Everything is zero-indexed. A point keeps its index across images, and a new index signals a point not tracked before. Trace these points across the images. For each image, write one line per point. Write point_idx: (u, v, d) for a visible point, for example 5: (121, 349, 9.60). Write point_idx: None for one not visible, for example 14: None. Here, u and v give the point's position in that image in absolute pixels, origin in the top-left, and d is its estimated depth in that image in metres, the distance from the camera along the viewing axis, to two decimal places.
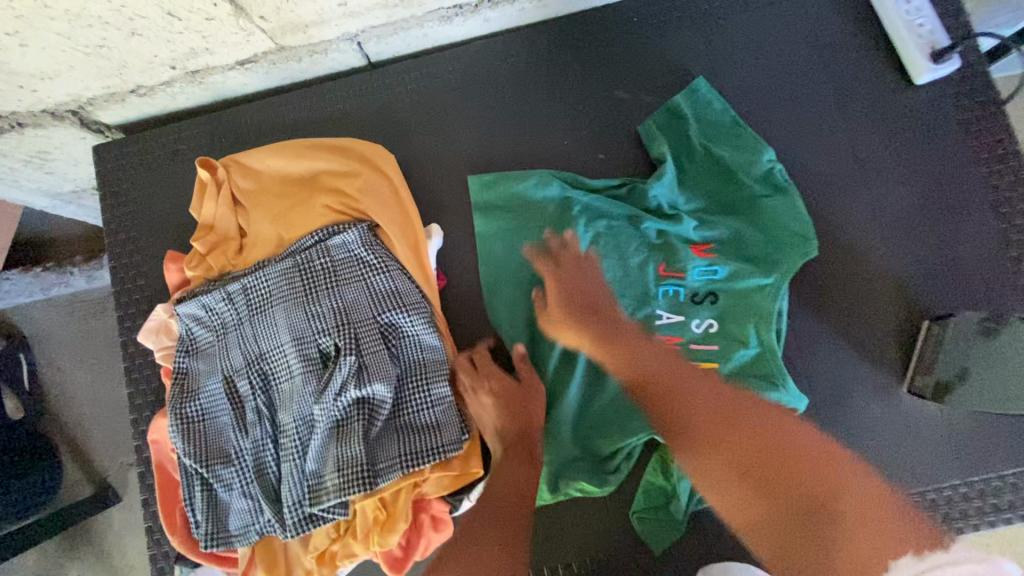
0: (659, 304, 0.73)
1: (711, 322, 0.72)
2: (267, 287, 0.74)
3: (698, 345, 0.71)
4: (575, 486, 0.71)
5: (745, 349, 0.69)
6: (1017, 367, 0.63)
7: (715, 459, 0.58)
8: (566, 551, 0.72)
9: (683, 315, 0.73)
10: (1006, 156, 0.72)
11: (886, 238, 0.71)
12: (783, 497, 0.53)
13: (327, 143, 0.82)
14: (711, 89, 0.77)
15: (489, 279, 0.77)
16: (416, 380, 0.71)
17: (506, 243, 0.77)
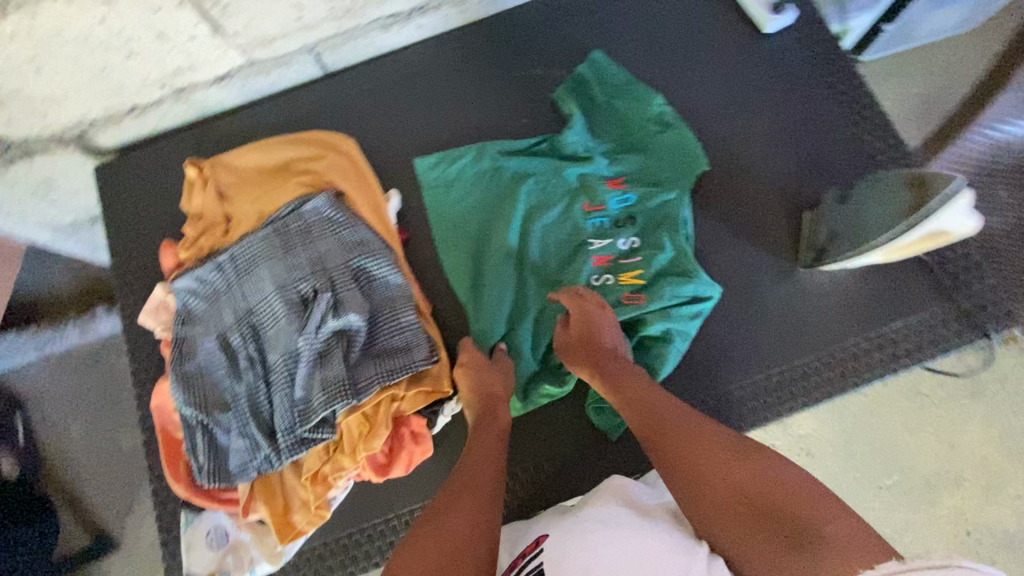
0: (588, 234, 0.89)
1: (634, 240, 0.87)
2: (251, 252, 0.86)
3: (625, 259, 0.86)
4: (541, 392, 0.84)
5: (663, 253, 0.84)
6: (865, 214, 0.77)
7: (703, 494, 0.61)
8: (539, 449, 0.85)
9: (611, 238, 0.88)
10: (841, 84, 0.92)
11: (759, 156, 0.89)
12: (768, 527, 0.55)
13: (295, 137, 0.97)
14: (606, 58, 0.95)
15: (445, 229, 0.92)
16: (386, 312, 0.83)
17: (455, 207, 0.92)
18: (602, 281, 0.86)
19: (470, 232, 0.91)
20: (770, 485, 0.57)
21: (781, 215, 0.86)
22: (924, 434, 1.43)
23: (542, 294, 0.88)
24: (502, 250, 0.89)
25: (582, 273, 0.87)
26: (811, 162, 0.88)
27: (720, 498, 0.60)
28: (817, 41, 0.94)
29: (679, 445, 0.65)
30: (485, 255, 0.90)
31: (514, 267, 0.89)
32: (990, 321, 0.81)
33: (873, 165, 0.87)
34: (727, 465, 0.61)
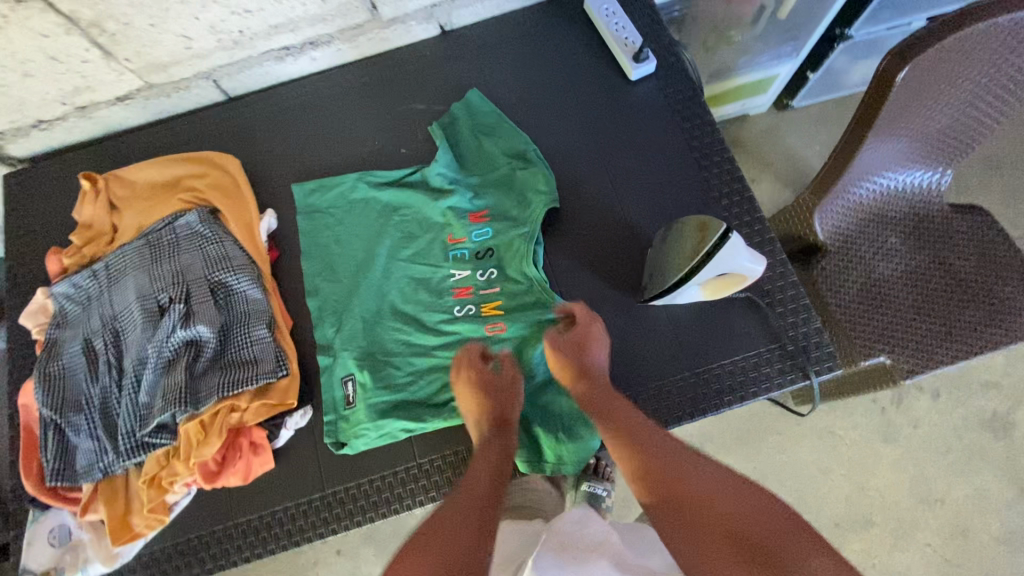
0: (450, 265, 0.93)
1: (493, 271, 0.92)
2: (123, 262, 0.91)
3: (484, 290, 0.91)
4: (399, 425, 0.84)
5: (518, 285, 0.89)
6: (668, 251, 0.77)
7: (677, 505, 0.66)
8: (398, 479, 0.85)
9: (471, 269, 0.92)
10: (697, 132, 0.97)
11: (612, 197, 0.94)
12: (741, 545, 0.60)
13: (188, 156, 1.03)
14: (482, 98, 1.02)
15: (316, 249, 0.96)
16: (240, 326, 0.87)
17: (328, 234, 0.97)
18: (465, 311, 0.90)
19: (339, 257, 0.96)
20: (748, 523, 0.61)
21: (626, 252, 0.91)
22: (836, 477, 1.39)
23: (403, 319, 0.91)
24: (367, 276, 0.94)
25: (444, 304, 0.91)
26: (660, 203, 0.93)
27: (693, 511, 0.64)
28: (681, 88, 0.99)
29: (662, 482, 0.69)
30: (349, 279, 0.94)
31: (377, 293, 0.93)
32: (816, 363, 0.83)
33: (718, 208, 0.91)
34: (703, 500, 0.65)
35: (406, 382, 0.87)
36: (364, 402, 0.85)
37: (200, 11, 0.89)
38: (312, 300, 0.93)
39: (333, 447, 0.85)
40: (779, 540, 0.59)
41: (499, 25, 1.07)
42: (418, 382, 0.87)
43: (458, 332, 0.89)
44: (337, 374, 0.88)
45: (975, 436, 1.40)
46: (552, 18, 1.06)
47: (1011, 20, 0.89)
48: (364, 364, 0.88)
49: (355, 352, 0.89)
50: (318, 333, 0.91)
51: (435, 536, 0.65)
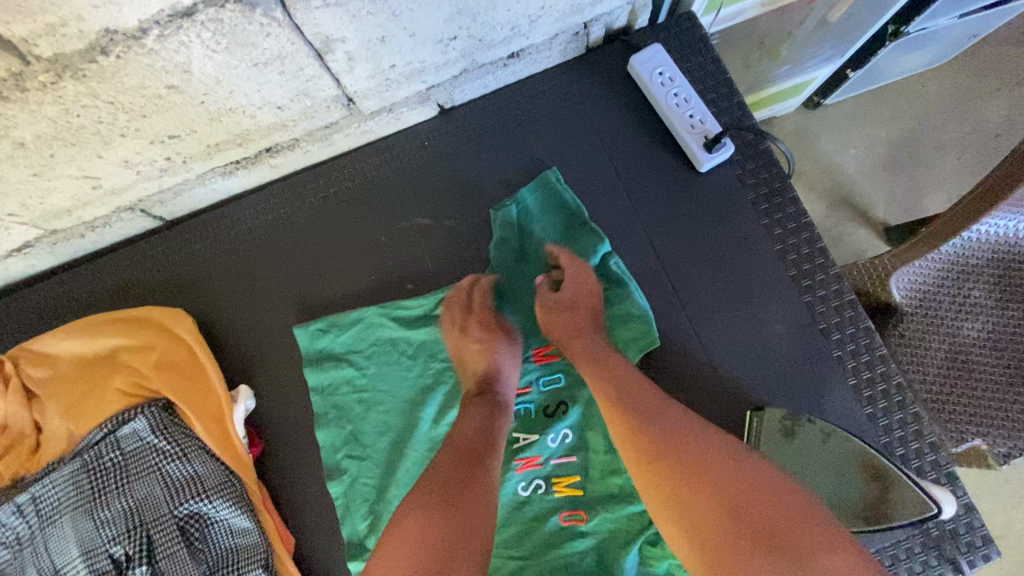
0: (512, 424, 0.73)
1: (567, 433, 0.72)
2: (56, 494, 0.68)
3: (559, 460, 0.72)
4: None
5: (602, 456, 0.71)
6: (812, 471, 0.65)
7: (671, 485, 0.49)
8: None
9: (539, 432, 0.72)
10: (792, 238, 0.75)
11: (692, 338, 0.73)
12: (754, 535, 0.43)
13: (122, 315, 0.77)
14: (538, 197, 0.76)
15: (326, 419, 0.73)
16: (227, 572, 0.66)
17: (348, 391, 0.73)
18: (531, 490, 0.71)
19: (367, 424, 0.72)
20: (738, 477, 0.46)
21: (724, 415, 0.70)
22: None
23: None
24: (406, 452, 0.70)
25: (508, 482, 0.72)
26: (753, 345, 0.72)
27: (692, 491, 0.47)
28: (765, 179, 0.77)
29: (647, 432, 0.53)
30: (382, 457, 0.71)
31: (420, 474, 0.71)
32: (968, 551, 0.67)
33: (828, 345, 0.72)
34: (691, 455, 0.49)
35: None
36: None
37: (103, 148, 0.61)
38: (335, 485, 0.71)
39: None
40: (795, 521, 0.43)
41: (517, 97, 0.81)
42: None
43: (533, 518, 0.70)
44: None
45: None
46: (587, 84, 0.81)
47: None
48: None
49: None
50: (345, 528, 0.70)
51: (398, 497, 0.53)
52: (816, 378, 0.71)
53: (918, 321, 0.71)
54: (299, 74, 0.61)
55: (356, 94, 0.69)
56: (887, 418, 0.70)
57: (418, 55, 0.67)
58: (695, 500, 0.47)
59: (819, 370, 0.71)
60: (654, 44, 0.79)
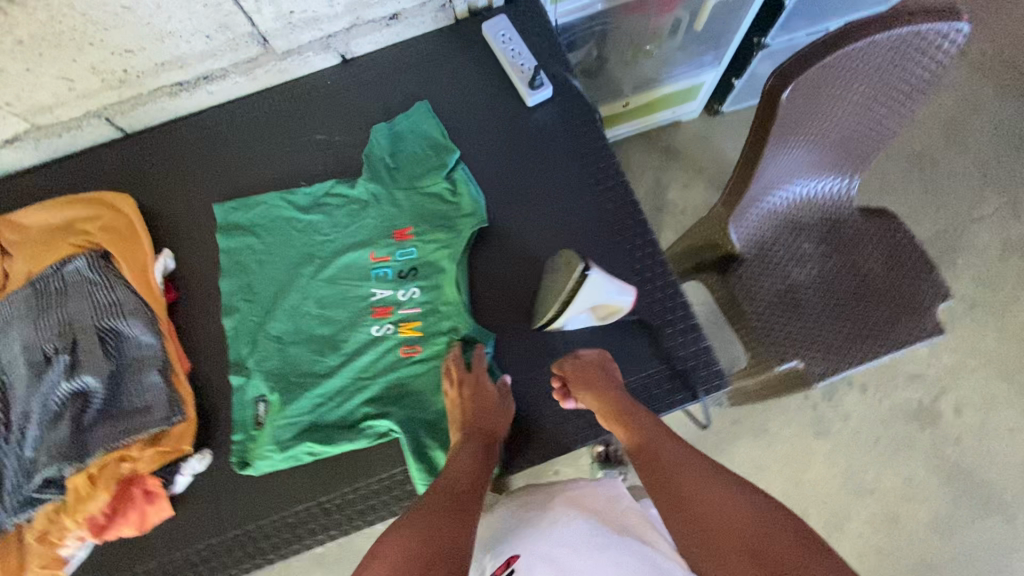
0: (372, 283, 0.94)
1: (414, 290, 0.93)
2: (9, 311, 0.89)
3: (404, 309, 0.93)
4: (305, 448, 0.85)
5: (436, 305, 0.92)
6: (546, 285, 0.88)
7: (687, 514, 0.64)
8: (292, 501, 0.85)
9: (393, 289, 0.94)
10: (594, 156, 0.99)
11: (512, 225, 0.96)
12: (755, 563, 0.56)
13: (83, 196, 1.00)
14: (412, 120, 1.01)
15: (229, 274, 0.95)
16: (132, 372, 0.86)
17: (249, 253, 0.97)
18: (383, 331, 0.92)
19: (260, 276, 0.95)
20: (775, 547, 0.57)
21: (526, 280, 0.93)
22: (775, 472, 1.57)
23: (322, 349, 0.91)
24: (286, 299, 0.94)
25: (364, 323, 0.92)
26: (556, 231, 0.95)
27: (706, 521, 0.62)
28: (578, 114, 1.01)
29: (669, 470, 0.69)
30: (268, 301, 0.94)
31: (294, 313, 0.93)
32: (704, 382, 0.86)
33: (614, 232, 0.94)
34: (741, 532, 0.59)
35: (316, 404, 0.88)
36: (271, 423, 0.87)
37: (77, 54, 0.87)
38: (228, 320, 0.93)
39: (237, 466, 0.86)
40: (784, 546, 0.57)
41: (400, 53, 1.07)
42: (328, 404, 0.88)
43: (378, 351, 0.90)
44: (248, 394, 0.89)
45: (874, 420, 1.61)
46: (452, 45, 1.07)
47: (866, 44, 0.95)
48: (278, 392, 0.88)
49: (268, 374, 0.89)
50: (231, 352, 0.91)
51: (404, 529, 0.64)
52: (600, 255, 0.93)
53: (751, 262, 1.33)
54: (219, 8, 0.88)
55: (267, 33, 0.95)
56: (651, 285, 0.91)
57: (311, 5, 0.93)
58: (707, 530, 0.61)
59: (603, 249, 0.93)
60: (501, 15, 1.06)
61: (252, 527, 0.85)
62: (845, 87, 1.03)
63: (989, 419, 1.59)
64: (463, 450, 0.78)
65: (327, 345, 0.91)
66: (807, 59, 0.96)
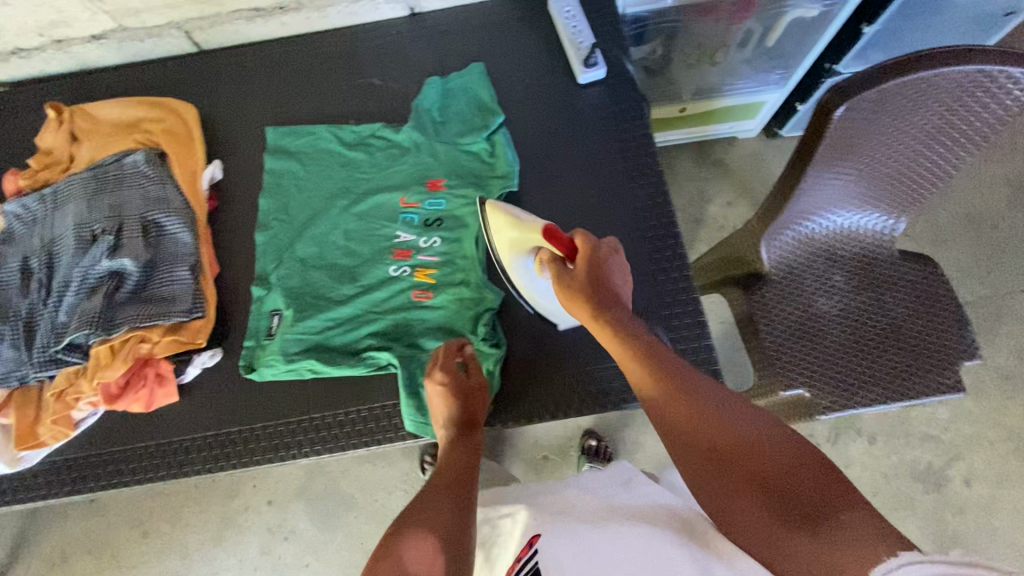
0: (399, 226, 0.98)
1: (437, 240, 0.97)
2: (68, 189, 0.96)
3: (424, 256, 0.96)
4: (308, 365, 0.89)
5: (455, 258, 0.96)
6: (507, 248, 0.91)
7: (708, 462, 0.63)
8: (288, 413, 0.90)
9: (417, 235, 0.97)
10: (633, 142, 1.00)
11: (540, 194, 0.98)
12: (774, 506, 0.56)
13: (151, 99, 1.07)
14: (465, 78, 1.04)
15: (269, 193, 1.01)
16: (166, 264, 0.92)
17: (290, 177, 1.02)
18: (400, 272, 0.95)
19: (296, 200, 1.00)
20: (792, 479, 0.57)
21: None
22: None
23: (340, 278, 0.95)
24: (316, 225, 0.98)
25: (383, 262, 0.96)
26: (581, 207, 0.96)
27: (724, 472, 0.62)
28: (626, 99, 1.02)
29: (679, 406, 0.69)
30: (299, 225, 0.99)
31: (321, 240, 0.98)
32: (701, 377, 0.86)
33: (639, 218, 0.95)
34: (756, 469, 0.59)
35: (325, 327, 0.92)
36: (281, 336, 0.91)
37: None
38: (260, 235, 0.98)
39: (243, 370, 0.91)
40: (797, 476, 0.57)
41: (466, 14, 1.11)
42: (336, 329, 0.92)
43: (392, 289, 0.94)
44: (266, 306, 0.94)
45: (871, 472, 1.57)
46: (516, 14, 1.09)
47: (932, 74, 0.94)
48: (292, 309, 0.92)
49: (287, 290, 0.94)
50: (257, 265, 0.97)
51: (397, 537, 0.64)
52: (621, 238, 0.94)
53: (774, 284, 1.31)
54: None
55: None
56: (665, 276, 0.92)
57: None
58: (727, 474, 0.61)
59: (626, 232, 0.94)
60: None
61: (247, 430, 0.90)
62: (904, 118, 1.01)
63: (1000, 496, 1.51)
64: (453, 441, 0.80)
65: (345, 275, 0.95)
66: (869, 80, 0.95)
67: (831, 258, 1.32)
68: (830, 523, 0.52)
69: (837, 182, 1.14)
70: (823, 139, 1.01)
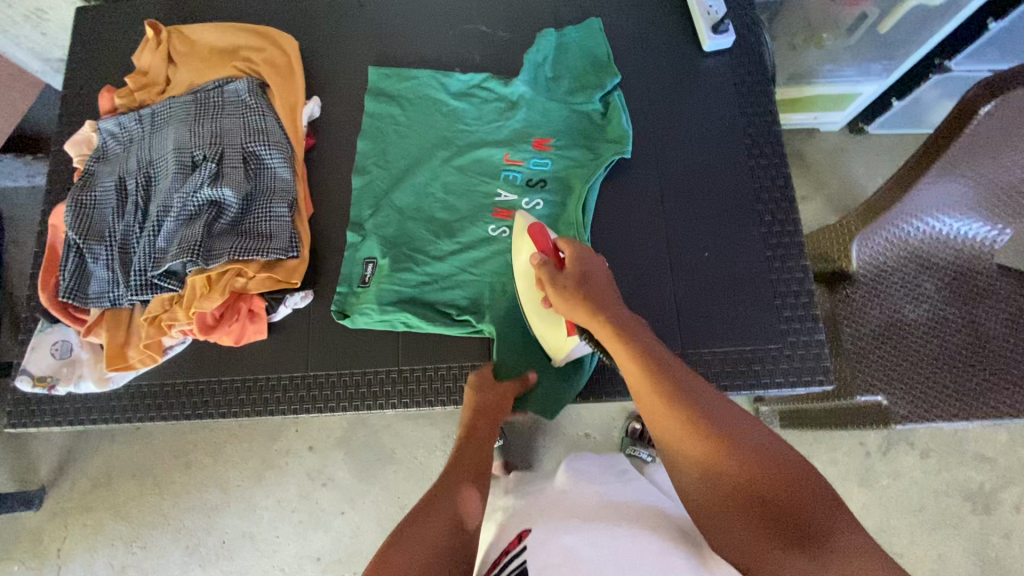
0: (500, 184, 0.94)
1: (539, 202, 0.92)
2: (169, 112, 0.94)
3: None
4: (401, 318, 0.88)
5: (556, 221, 0.90)
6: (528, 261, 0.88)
7: (707, 475, 0.57)
8: (376, 363, 0.89)
9: (519, 195, 0.93)
10: (756, 119, 0.94)
11: (653, 163, 0.93)
12: (774, 526, 0.52)
13: (250, 26, 1.03)
14: (581, 34, 0.98)
15: (368, 137, 0.97)
16: (264, 199, 0.89)
17: (390, 122, 0.98)
18: (499, 233, 0.92)
19: (396, 147, 0.97)
20: (792, 497, 0.53)
21: (653, 221, 0.90)
22: None
23: (437, 232, 0.92)
24: (415, 174, 0.95)
25: (482, 220, 0.92)
26: (695, 183, 0.91)
27: (721, 486, 0.56)
28: (752, 72, 0.96)
29: (676, 410, 0.62)
30: (397, 173, 0.95)
31: (419, 191, 0.94)
32: (810, 372, 0.82)
33: (756, 200, 0.90)
34: (751, 482, 0.55)
35: (420, 282, 0.90)
36: (376, 285, 0.89)
37: None
38: (357, 179, 0.95)
39: (336, 315, 0.90)
40: (797, 495, 0.53)
41: None
42: (430, 285, 0.90)
43: (489, 250, 0.91)
44: (360, 252, 0.92)
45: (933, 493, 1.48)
46: None
47: None
48: (388, 260, 0.91)
49: (383, 239, 0.92)
50: (353, 210, 0.94)
51: (422, 523, 0.60)
52: (736, 219, 0.89)
53: (862, 285, 1.08)
54: None
55: None
56: (780, 264, 0.87)
57: None
58: (728, 492, 0.56)
59: (741, 213, 0.89)
60: None
61: (333, 375, 0.89)
62: None
63: None
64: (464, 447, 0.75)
65: (442, 231, 0.92)
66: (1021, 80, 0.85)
67: (922, 262, 1.08)
68: (821, 537, 0.50)
69: (949, 193, 0.98)
70: (950, 144, 0.90)
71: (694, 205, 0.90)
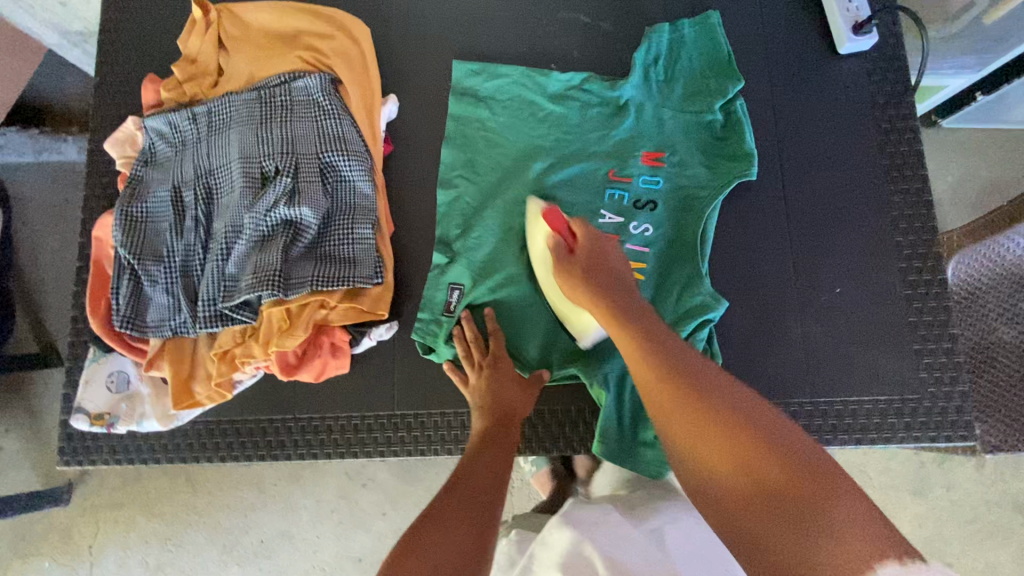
0: (606, 205, 0.82)
1: (648, 227, 0.81)
2: (229, 112, 0.82)
3: (634, 246, 0.80)
4: None
5: (669, 250, 0.80)
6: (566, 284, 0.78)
7: (706, 447, 0.50)
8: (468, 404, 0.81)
9: (624, 218, 0.81)
10: (894, 136, 0.83)
11: (778, 184, 0.83)
12: (770, 505, 0.45)
13: (313, 7, 0.89)
14: (698, 30, 0.86)
15: (453, 144, 0.86)
16: (344, 219, 0.79)
17: (477, 128, 0.86)
18: None
19: (485, 157, 0.85)
20: (792, 474, 0.46)
21: (779, 252, 0.81)
22: None
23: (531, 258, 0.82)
24: (510, 189, 0.84)
25: None
26: (825, 208, 0.82)
27: (720, 456, 0.49)
28: (891, 80, 0.85)
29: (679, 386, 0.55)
30: (488, 187, 0.84)
31: (514, 209, 0.83)
32: (949, 428, 0.76)
33: (893, 231, 0.81)
34: (745, 455, 0.48)
35: (515, 315, 0.80)
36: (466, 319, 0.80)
37: None
38: (443, 194, 0.84)
39: (420, 349, 0.81)
40: (798, 476, 0.45)
41: None
42: (527, 319, 0.80)
43: None
44: (446, 278, 0.82)
45: None
46: None
47: None
48: (477, 291, 0.81)
49: (474, 265, 0.81)
50: (438, 228, 0.83)
51: (428, 540, 0.53)
52: (870, 252, 0.81)
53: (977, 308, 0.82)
54: None
55: None
56: (920, 303, 0.79)
57: None
58: (727, 465, 0.49)
59: (876, 245, 0.81)
60: None
61: (421, 416, 0.81)
62: None
63: None
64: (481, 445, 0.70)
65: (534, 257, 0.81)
66: None
67: None
68: (822, 522, 0.42)
69: None
70: None
71: (823, 234, 0.81)
